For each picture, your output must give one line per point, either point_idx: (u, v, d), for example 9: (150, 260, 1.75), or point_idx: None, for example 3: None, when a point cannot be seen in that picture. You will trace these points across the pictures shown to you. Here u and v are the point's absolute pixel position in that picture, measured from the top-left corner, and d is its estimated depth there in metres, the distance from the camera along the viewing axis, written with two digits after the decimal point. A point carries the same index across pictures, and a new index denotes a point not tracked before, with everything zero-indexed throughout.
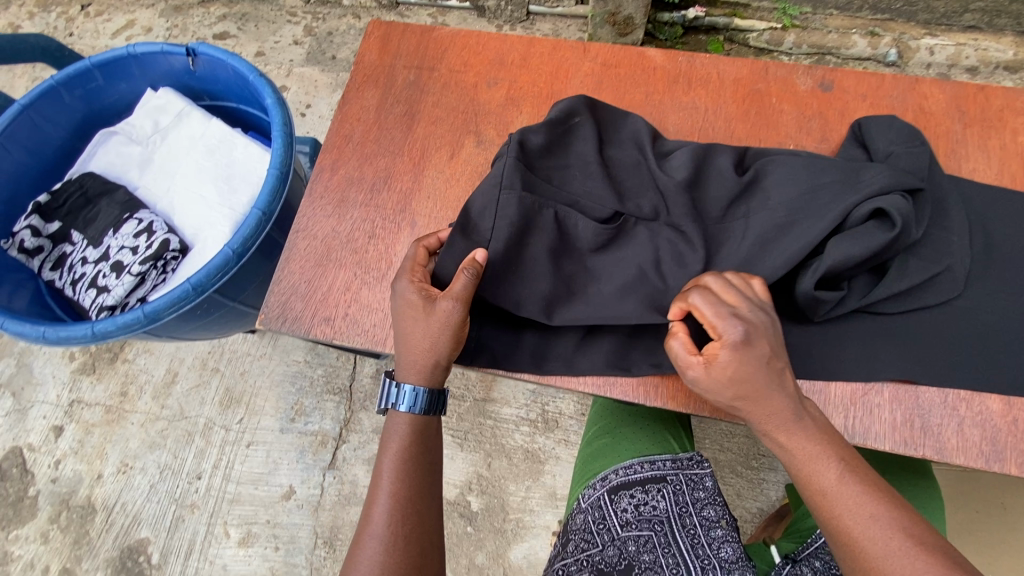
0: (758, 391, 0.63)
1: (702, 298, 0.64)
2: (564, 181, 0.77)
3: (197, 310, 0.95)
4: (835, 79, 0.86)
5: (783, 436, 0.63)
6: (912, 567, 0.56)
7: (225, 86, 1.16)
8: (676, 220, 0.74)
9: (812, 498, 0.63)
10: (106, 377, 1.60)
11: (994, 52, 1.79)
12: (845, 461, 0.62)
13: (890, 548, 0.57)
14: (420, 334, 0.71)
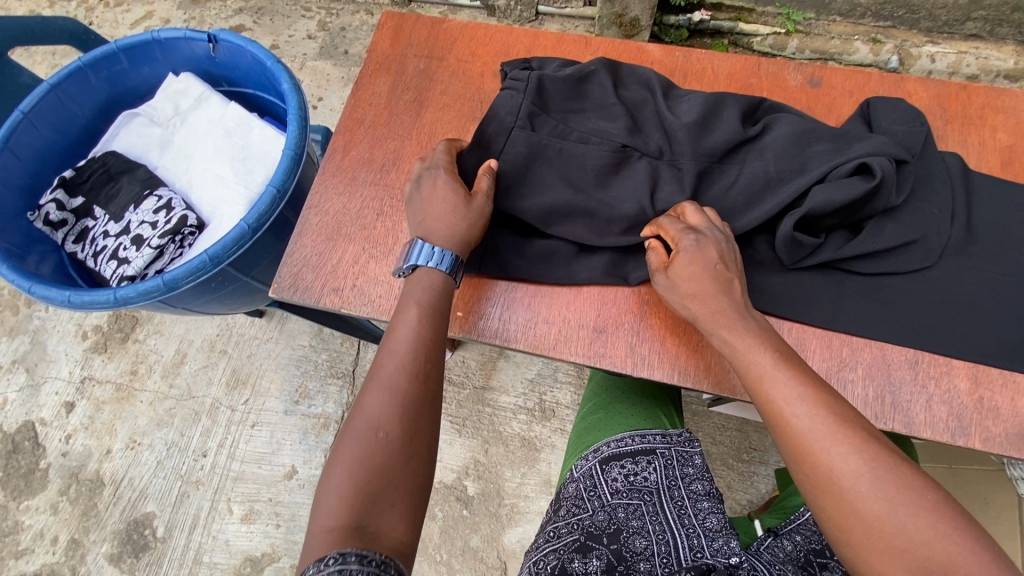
0: (706, 291, 0.70)
1: (669, 219, 0.75)
2: (579, 120, 0.83)
3: (212, 282, 1.00)
4: (823, 76, 0.90)
5: (724, 330, 0.68)
6: (833, 441, 0.59)
7: (243, 73, 1.21)
8: (678, 163, 0.80)
9: (748, 385, 0.66)
10: (118, 355, 1.65)
11: (995, 60, 1.82)
12: (778, 352, 0.66)
13: (812, 426, 0.60)
14: (443, 211, 0.76)
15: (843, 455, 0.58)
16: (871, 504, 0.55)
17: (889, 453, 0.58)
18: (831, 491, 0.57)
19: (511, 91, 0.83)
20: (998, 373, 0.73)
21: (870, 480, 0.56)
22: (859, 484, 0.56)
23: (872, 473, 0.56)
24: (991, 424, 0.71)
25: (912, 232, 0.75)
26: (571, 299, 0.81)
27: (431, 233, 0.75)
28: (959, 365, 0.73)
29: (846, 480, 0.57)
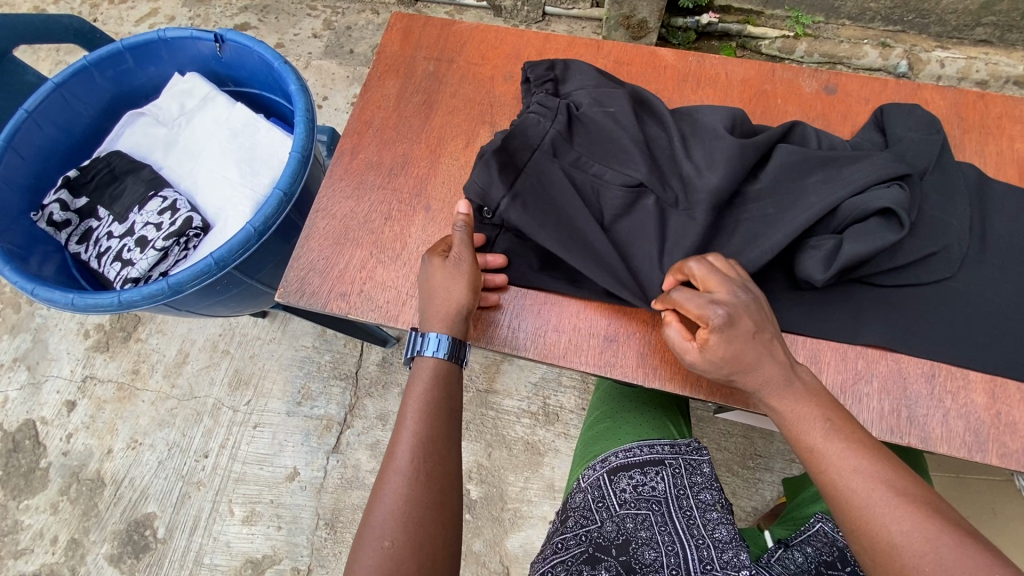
0: (748, 364, 0.66)
1: (686, 292, 0.68)
2: (597, 153, 0.81)
3: (217, 285, 0.99)
4: (839, 83, 0.89)
5: (772, 397, 0.67)
6: (891, 515, 0.57)
7: (250, 73, 1.20)
8: (693, 208, 0.78)
9: (803, 457, 0.65)
10: (120, 354, 1.65)
11: (1005, 66, 1.81)
12: (831, 419, 0.65)
13: (869, 499, 0.59)
14: (434, 292, 0.75)
15: (903, 532, 0.56)
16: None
17: (954, 528, 0.55)
18: (892, 568, 0.56)
19: (539, 116, 0.81)
20: (1017, 388, 0.71)
21: (935, 559, 0.54)
22: (924, 564, 0.54)
23: (937, 551, 0.54)
24: (1009, 440, 0.70)
25: (934, 241, 0.73)
26: (581, 309, 0.80)
27: (429, 319, 0.75)
28: (977, 379, 0.72)
29: (908, 559, 0.55)
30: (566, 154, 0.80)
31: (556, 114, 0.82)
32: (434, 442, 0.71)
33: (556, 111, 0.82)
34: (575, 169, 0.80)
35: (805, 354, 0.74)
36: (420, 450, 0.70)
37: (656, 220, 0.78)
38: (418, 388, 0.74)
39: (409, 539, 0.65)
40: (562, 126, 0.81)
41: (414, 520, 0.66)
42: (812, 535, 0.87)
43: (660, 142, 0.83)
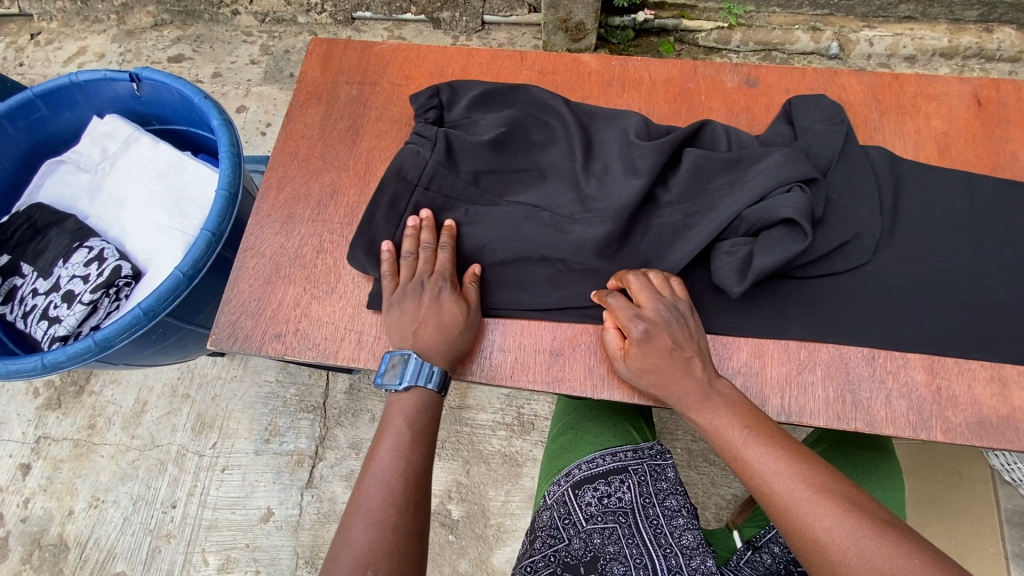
0: (666, 380, 0.70)
1: (617, 300, 0.73)
2: (495, 178, 0.81)
3: (152, 334, 0.95)
4: (759, 75, 0.90)
5: (694, 409, 0.69)
6: (813, 514, 0.60)
7: (173, 110, 1.16)
8: (593, 218, 0.78)
9: (732, 465, 0.67)
10: (73, 410, 1.57)
11: (930, 40, 1.87)
12: (749, 425, 0.67)
13: (793, 500, 0.61)
14: (440, 329, 0.74)
15: (826, 529, 0.59)
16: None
17: (875, 521, 0.58)
18: (823, 564, 0.58)
19: (417, 147, 0.81)
20: (953, 363, 0.73)
21: (858, 551, 0.57)
22: (848, 557, 0.57)
23: (858, 543, 0.57)
24: (951, 414, 0.71)
25: (846, 231, 0.75)
26: (524, 326, 0.78)
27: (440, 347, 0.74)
28: (914, 356, 0.73)
29: (835, 555, 0.58)
30: (456, 184, 0.81)
31: (435, 142, 0.80)
32: (412, 468, 0.71)
33: (434, 140, 0.81)
34: (464, 196, 0.81)
35: (749, 351, 0.74)
36: (393, 480, 0.69)
37: (551, 236, 0.78)
38: (397, 420, 0.73)
39: (392, 569, 0.64)
40: (441, 154, 0.80)
41: (395, 551, 0.65)
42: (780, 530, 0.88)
43: (556, 154, 0.83)
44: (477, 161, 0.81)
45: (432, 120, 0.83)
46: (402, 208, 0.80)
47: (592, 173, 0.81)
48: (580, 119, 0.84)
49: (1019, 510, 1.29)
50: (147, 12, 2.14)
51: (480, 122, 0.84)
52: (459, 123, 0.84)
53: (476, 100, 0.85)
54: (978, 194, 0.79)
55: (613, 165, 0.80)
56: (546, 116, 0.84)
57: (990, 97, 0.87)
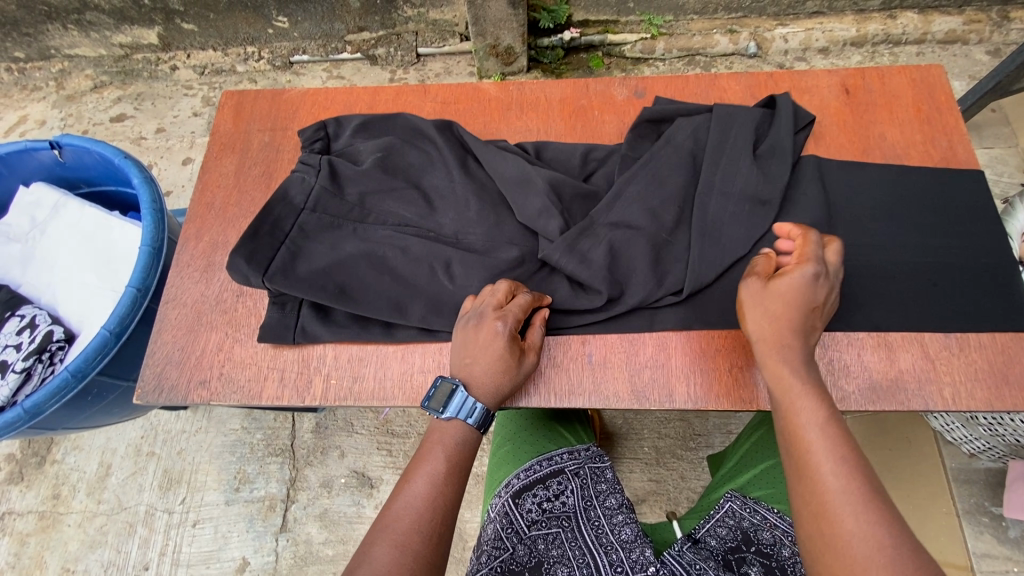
0: (788, 318, 0.69)
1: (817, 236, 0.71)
2: (379, 202, 0.85)
3: (88, 395, 0.96)
4: (646, 86, 0.96)
5: (781, 368, 0.68)
6: (861, 505, 0.57)
7: (98, 172, 1.17)
8: (474, 235, 0.83)
9: (787, 436, 0.65)
10: (35, 482, 1.54)
11: (839, 32, 1.99)
12: (832, 411, 0.64)
13: (841, 490, 0.58)
14: (486, 365, 0.73)
15: (867, 523, 0.56)
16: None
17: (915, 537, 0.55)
18: (839, 554, 0.56)
19: (303, 175, 0.85)
20: (842, 335, 0.78)
21: (891, 554, 0.54)
22: (878, 556, 0.54)
23: (896, 547, 0.54)
24: (845, 383, 0.76)
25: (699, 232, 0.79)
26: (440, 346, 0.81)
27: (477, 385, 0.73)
28: None
29: (857, 548, 0.55)
30: (342, 207, 0.84)
31: (319, 169, 0.85)
32: (442, 497, 0.68)
33: (318, 166, 0.85)
34: (350, 216, 0.84)
35: (654, 346, 0.79)
36: (421, 507, 0.67)
37: (440, 252, 0.82)
38: (434, 450, 0.72)
39: None
40: (326, 178, 0.85)
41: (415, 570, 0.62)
42: (724, 515, 0.90)
43: (436, 174, 0.87)
44: (361, 186, 0.85)
45: (319, 150, 0.89)
46: (285, 228, 0.81)
47: (469, 189, 0.85)
48: (454, 140, 0.89)
49: (965, 467, 1.34)
50: (87, 76, 2.17)
51: (364, 149, 0.88)
52: (344, 152, 0.89)
53: (357, 130, 0.90)
54: (848, 178, 0.86)
55: (489, 181, 0.86)
56: (422, 140, 0.89)
57: (857, 84, 0.94)
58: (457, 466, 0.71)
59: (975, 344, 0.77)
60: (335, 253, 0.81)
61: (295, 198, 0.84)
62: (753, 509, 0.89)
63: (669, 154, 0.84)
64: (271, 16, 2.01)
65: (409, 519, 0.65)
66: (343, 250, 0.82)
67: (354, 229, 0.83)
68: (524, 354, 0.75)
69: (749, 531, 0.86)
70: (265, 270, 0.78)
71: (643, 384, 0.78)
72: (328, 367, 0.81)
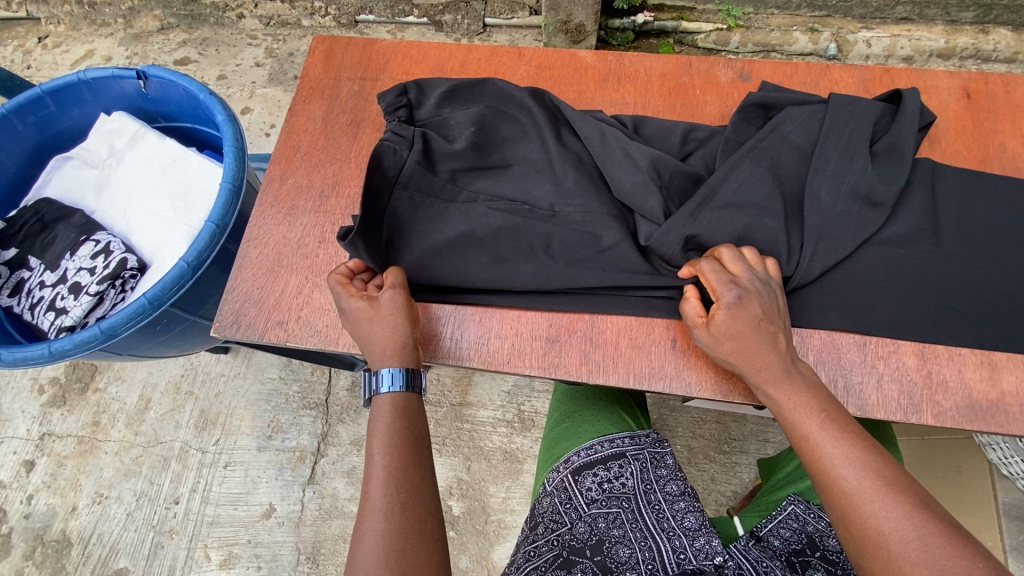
0: (748, 347, 0.68)
1: (710, 265, 0.71)
2: (470, 180, 0.82)
3: (157, 324, 0.97)
4: (753, 70, 0.92)
5: (771, 385, 0.68)
6: (879, 503, 0.58)
7: (178, 107, 1.18)
8: (568, 208, 0.81)
9: (799, 448, 0.66)
10: (78, 407, 1.59)
11: (927, 41, 1.89)
12: (828, 411, 0.65)
13: (860, 490, 0.59)
14: (368, 334, 0.74)
15: (891, 519, 0.57)
16: (920, 570, 0.54)
17: (940, 520, 0.56)
18: (876, 555, 0.57)
19: (393, 147, 0.79)
20: (943, 349, 0.74)
21: (921, 546, 0.55)
22: (910, 551, 0.55)
23: (923, 538, 0.55)
24: (942, 398, 0.73)
25: (807, 226, 0.76)
26: (520, 314, 0.80)
27: (379, 355, 0.74)
28: (906, 342, 0.75)
29: (894, 546, 0.56)
30: (434, 187, 0.80)
31: (412, 142, 0.80)
32: (398, 471, 0.69)
33: (411, 140, 0.80)
34: (444, 194, 0.81)
35: None
36: (384, 491, 0.67)
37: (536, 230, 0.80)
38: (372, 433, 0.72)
39: (392, 571, 0.62)
40: (419, 153, 0.80)
41: (396, 552, 0.63)
42: (786, 518, 0.86)
43: (528, 148, 0.84)
44: (454, 161, 0.82)
45: (402, 119, 0.83)
46: (382, 205, 0.78)
47: (566, 164, 0.83)
48: (546, 110, 0.86)
49: (1016, 503, 1.29)
50: (154, 16, 2.18)
51: (454, 119, 0.84)
52: (431, 122, 0.84)
53: (443, 98, 0.85)
54: (969, 184, 0.80)
55: (584, 156, 0.83)
56: (513, 109, 0.86)
57: (980, 90, 0.88)
58: (404, 436, 0.71)
59: None
60: (432, 235, 0.79)
61: (388, 170, 0.78)
62: (818, 514, 0.85)
63: (777, 144, 0.80)
64: None
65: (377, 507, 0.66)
66: (439, 230, 0.79)
67: (448, 208, 0.81)
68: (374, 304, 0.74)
69: (814, 536, 0.82)
70: (371, 253, 0.76)
71: (726, 374, 0.75)
72: None
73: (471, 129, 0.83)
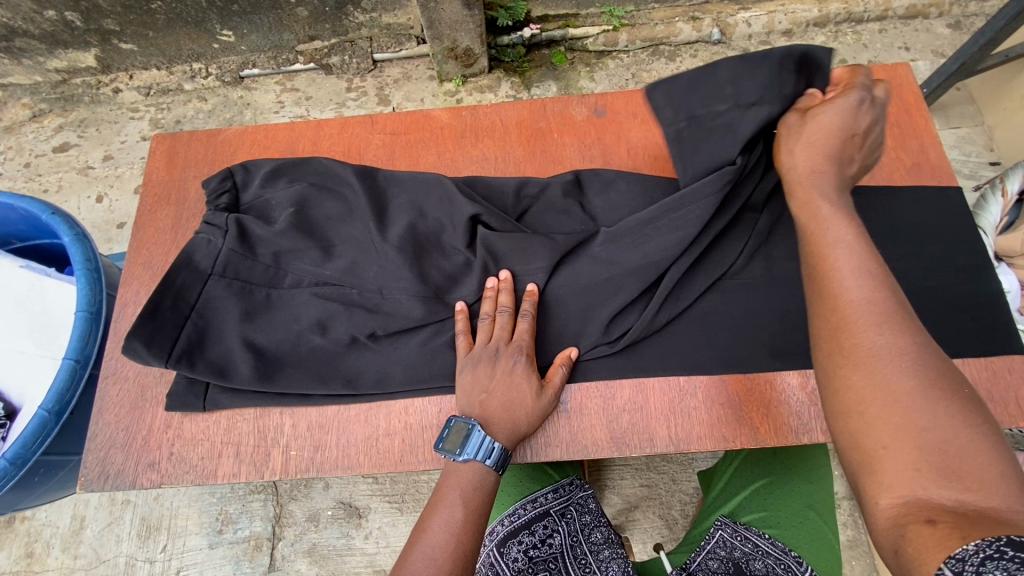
0: (817, 160, 0.63)
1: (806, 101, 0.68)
2: (291, 265, 0.78)
3: (32, 475, 0.90)
4: (606, 103, 0.91)
5: (804, 198, 0.60)
6: (884, 323, 0.51)
7: (27, 226, 1.08)
8: (398, 290, 0.76)
9: (811, 256, 0.57)
10: (6, 541, 1.43)
11: (802, 13, 1.94)
12: (852, 228, 0.57)
13: (867, 308, 0.52)
14: (507, 403, 0.70)
15: (889, 340, 0.50)
16: (905, 388, 0.48)
17: (937, 351, 0.51)
18: (864, 373, 0.50)
19: (207, 237, 0.77)
20: None
21: (914, 362, 0.49)
22: (903, 362, 0.49)
23: (918, 357, 0.49)
24: None
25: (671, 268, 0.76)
26: (404, 407, 0.76)
27: (496, 424, 0.69)
28: (789, 363, 0.75)
29: (885, 360, 0.50)
30: (252, 276, 0.77)
31: (226, 229, 0.77)
32: (462, 546, 0.63)
33: (225, 227, 0.77)
34: (263, 280, 0.77)
35: (629, 386, 0.75)
36: (439, 559, 0.61)
37: (362, 317, 0.76)
38: (451, 493, 0.67)
39: None
40: (234, 240, 0.77)
41: None
42: (716, 545, 0.87)
43: (352, 224, 0.80)
44: (274, 245, 0.78)
45: (225, 205, 0.80)
46: (192, 299, 0.75)
47: (392, 238, 0.78)
48: (374, 183, 0.81)
49: None
50: (24, 104, 2.03)
51: (274, 201, 0.80)
52: (254, 205, 0.81)
53: (268, 178, 0.82)
54: None
55: (412, 227, 0.79)
56: (337, 185, 0.82)
57: None
58: (477, 513, 0.66)
59: (958, 362, 0.74)
60: (250, 330, 0.75)
61: (200, 263, 0.76)
62: (743, 537, 0.87)
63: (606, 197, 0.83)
64: (215, 30, 1.88)
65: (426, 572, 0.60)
66: (255, 322, 0.76)
67: (268, 296, 0.77)
68: (540, 393, 0.71)
69: (740, 561, 0.83)
70: (166, 353, 0.72)
71: (622, 430, 0.74)
72: (287, 437, 0.75)
73: (294, 209, 0.79)
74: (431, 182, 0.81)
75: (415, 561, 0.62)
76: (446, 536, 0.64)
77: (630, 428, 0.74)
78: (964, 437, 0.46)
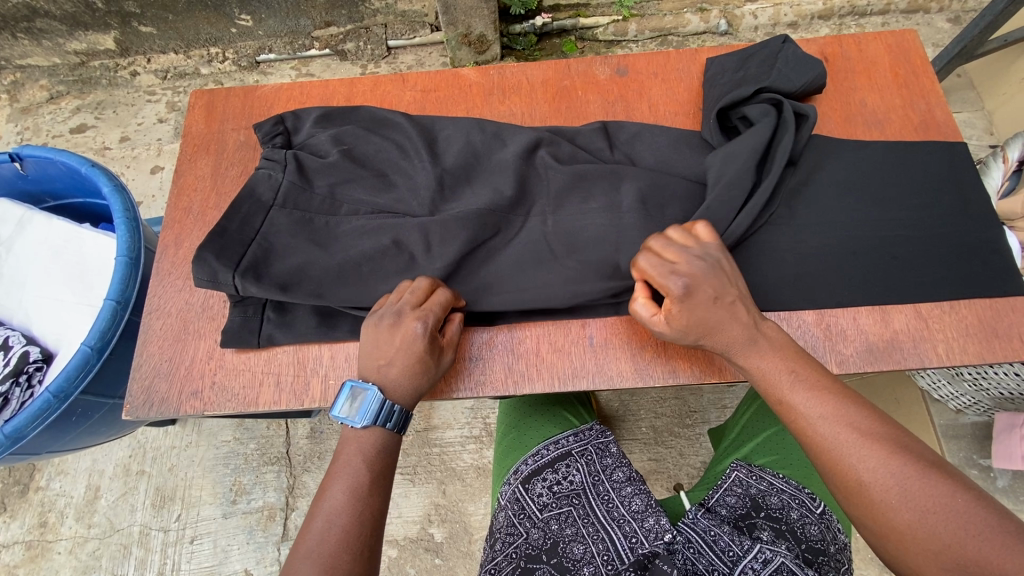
0: (708, 330, 0.68)
1: (648, 259, 0.68)
2: (347, 195, 0.83)
3: (71, 415, 0.93)
4: (628, 64, 0.95)
5: (749, 356, 0.68)
6: (857, 455, 0.60)
7: (65, 183, 1.12)
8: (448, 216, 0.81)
9: (777, 410, 0.67)
10: (20, 511, 1.44)
11: (807, 6, 1.99)
12: (796, 370, 0.67)
13: (838, 447, 0.61)
14: (405, 368, 0.71)
15: (870, 470, 0.59)
16: (904, 514, 0.56)
17: (926, 461, 0.59)
18: (865, 507, 0.59)
19: (268, 170, 0.82)
20: (838, 301, 0.79)
21: (900, 490, 0.57)
22: (891, 497, 0.57)
23: (900, 484, 0.57)
24: (844, 347, 0.78)
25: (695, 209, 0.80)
26: None
27: (392, 383, 0.71)
28: (806, 301, 0.79)
29: (877, 493, 0.58)
30: (310, 206, 0.82)
31: (285, 163, 0.82)
32: (367, 508, 0.66)
33: (284, 162, 0.82)
34: (322, 210, 0.82)
35: None
36: (346, 525, 0.64)
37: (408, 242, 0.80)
38: (353, 462, 0.69)
39: None
40: (294, 173, 0.82)
41: None
42: (732, 484, 0.90)
43: (402, 161, 0.86)
44: (330, 177, 0.83)
45: (280, 145, 0.85)
46: (235, 234, 0.78)
47: (440, 173, 0.84)
48: (420, 127, 0.88)
49: (953, 423, 1.32)
50: (41, 86, 2.06)
51: (325, 141, 0.86)
52: (307, 145, 0.86)
53: (318, 121, 0.88)
54: (834, 146, 0.86)
55: (458, 164, 0.85)
56: (386, 130, 0.88)
57: (835, 53, 0.94)
58: (376, 480, 0.68)
59: (965, 302, 0.78)
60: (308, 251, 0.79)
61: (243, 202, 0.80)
62: (759, 476, 0.89)
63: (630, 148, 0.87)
64: (233, 15, 1.92)
65: (333, 541, 0.62)
66: (312, 247, 0.79)
67: (326, 222, 0.81)
68: (441, 357, 0.73)
69: (758, 497, 0.86)
70: (234, 266, 0.76)
71: (646, 363, 0.77)
72: (326, 367, 0.79)
73: (346, 148, 0.85)
74: (472, 128, 0.88)
75: (320, 533, 0.63)
76: (344, 505, 0.65)
77: (660, 359, 0.77)
78: (977, 545, 0.52)
